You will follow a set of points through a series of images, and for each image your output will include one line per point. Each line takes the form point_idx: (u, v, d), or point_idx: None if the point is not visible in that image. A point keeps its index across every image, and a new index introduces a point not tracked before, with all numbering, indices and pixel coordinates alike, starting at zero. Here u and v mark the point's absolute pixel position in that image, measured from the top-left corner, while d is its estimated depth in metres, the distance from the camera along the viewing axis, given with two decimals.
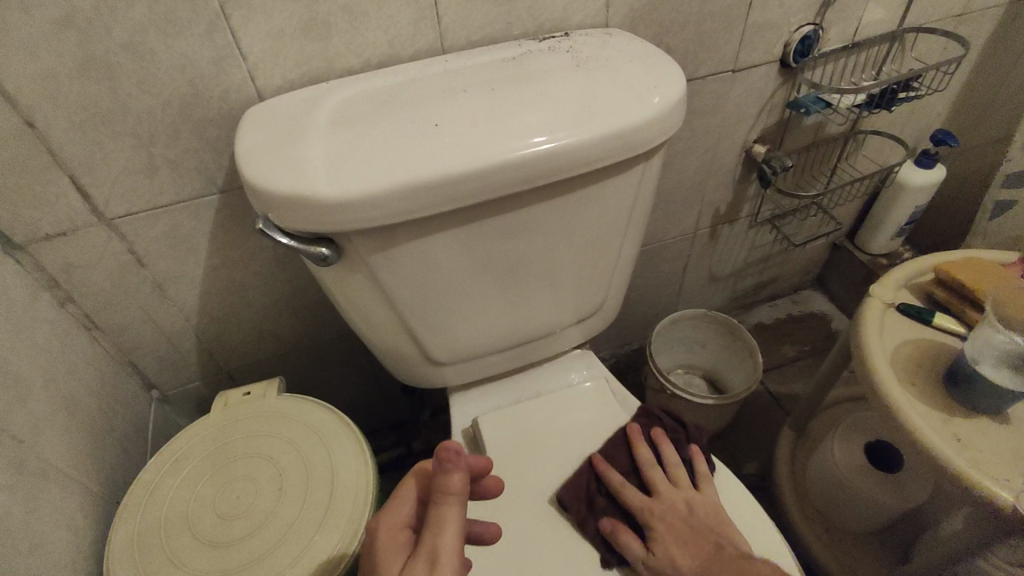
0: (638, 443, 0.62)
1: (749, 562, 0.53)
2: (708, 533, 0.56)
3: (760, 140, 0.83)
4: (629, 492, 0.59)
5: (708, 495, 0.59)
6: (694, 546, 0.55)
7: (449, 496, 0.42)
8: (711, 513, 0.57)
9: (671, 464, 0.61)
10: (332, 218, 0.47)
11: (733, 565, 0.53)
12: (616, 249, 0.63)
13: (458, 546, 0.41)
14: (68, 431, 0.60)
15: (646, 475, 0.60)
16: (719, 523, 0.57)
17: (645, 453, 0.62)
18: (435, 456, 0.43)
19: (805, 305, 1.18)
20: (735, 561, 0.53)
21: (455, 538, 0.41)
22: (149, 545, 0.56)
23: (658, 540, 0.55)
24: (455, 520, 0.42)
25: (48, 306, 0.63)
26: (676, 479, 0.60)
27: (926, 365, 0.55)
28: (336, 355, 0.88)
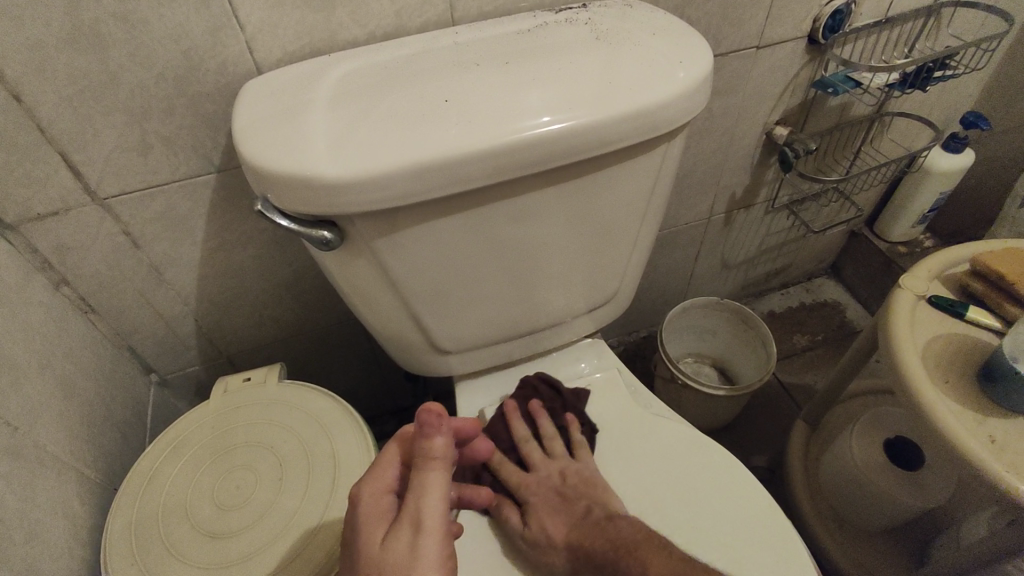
0: (513, 420, 0.62)
1: (616, 525, 0.53)
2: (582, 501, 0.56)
3: (782, 122, 0.79)
4: (506, 468, 0.60)
5: (584, 461, 0.59)
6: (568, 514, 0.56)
7: (432, 460, 0.41)
8: (585, 480, 0.58)
9: (546, 435, 0.61)
10: (334, 201, 0.44)
11: (600, 530, 0.54)
12: (631, 236, 0.60)
13: (442, 509, 0.41)
14: (65, 417, 0.58)
15: (522, 451, 0.61)
16: (593, 489, 0.57)
17: (519, 428, 0.62)
18: (415, 420, 0.42)
19: (818, 293, 1.15)
20: (602, 525, 0.54)
21: (440, 502, 0.40)
22: (148, 535, 0.55)
23: (533, 513, 0.56)
24: (439, 484, 0.41)
25: (42, 289, 0.60)
26: (552, 450, 0.61)
27: (958, 362, 0.52)
28: (338, 341, 0.85)
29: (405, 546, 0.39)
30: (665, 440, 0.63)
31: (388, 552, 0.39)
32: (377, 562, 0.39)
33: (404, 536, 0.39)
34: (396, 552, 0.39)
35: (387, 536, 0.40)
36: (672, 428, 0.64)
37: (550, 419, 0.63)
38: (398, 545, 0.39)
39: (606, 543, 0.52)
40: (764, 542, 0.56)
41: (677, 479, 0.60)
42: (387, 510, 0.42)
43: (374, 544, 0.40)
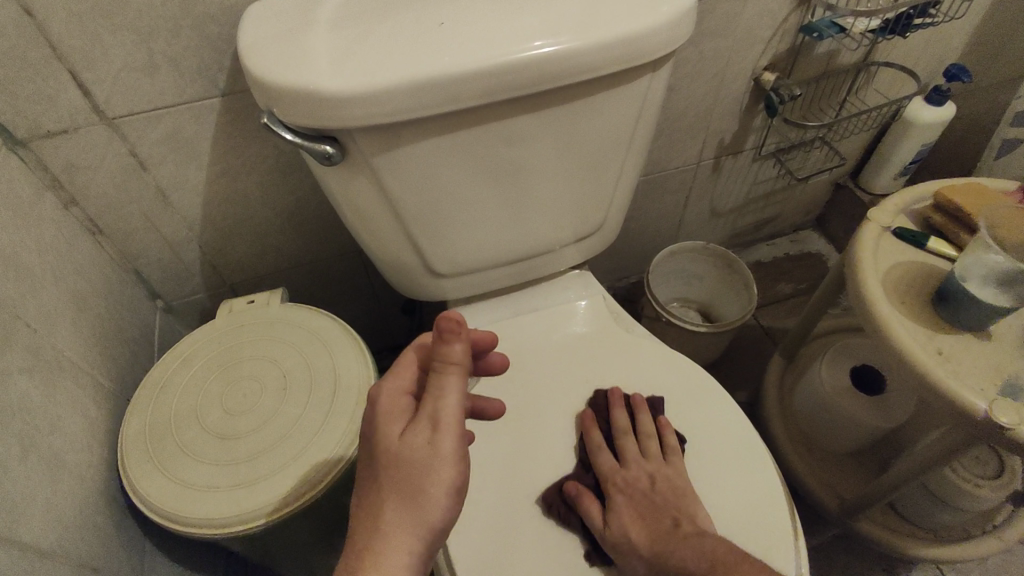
0: (616, 409, 0.62)
1: (704, 537, 0.51)
2: (670, 512, 0.54)
3: (770, 67, 0.82)
4: (601, 456, 0.59)
5: (675, 468, 0.58)
6: (650, 524, 0.53)
7: (450, 367, 0.42)
8: (674, 488, 0.56)
9: (644, 433, 0.60)
10: (337, 114, 0.47)
11: (687, 541, 0.51)
12: (618, 166, 0.63)
13: (458, 412, 0.42)
14: (80, 328, 0.62)
15: (618, 442, 0.60)
16: (681, 501, 0.55)
17: (621, 417, 0.61)
18: (436, 324, 0.43)
19: (803, 244, 1.19)
20: (691, 536, 0.51)
21: (457, 404, 0.42)
22: (162, 436, 0.59)
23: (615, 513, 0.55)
24: (455, 386, 0.42)
25: (54, 207, 0.63)
26: (647, 450, 0.59)
27: (915, 287, 0.56)
28: (337, 273, 0.89)
29: (426, 443, 0.41)
30: (646, 361, 0.67)
31: (406, 445, 0.41)
32: (396, 453, 0.41)
33: (422, 432, 0.41)
34: (413, 447, 0.40)
35: (405, 432, 0.41)
36: (653, 350, 0.68)
37: (650, 418, 0.62)
38: (416, 440, 0.41)
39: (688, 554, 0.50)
40: (733, 450, 0.61)
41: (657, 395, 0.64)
42: (404, 410, 0.43)
43: (390, 438, 0.42)
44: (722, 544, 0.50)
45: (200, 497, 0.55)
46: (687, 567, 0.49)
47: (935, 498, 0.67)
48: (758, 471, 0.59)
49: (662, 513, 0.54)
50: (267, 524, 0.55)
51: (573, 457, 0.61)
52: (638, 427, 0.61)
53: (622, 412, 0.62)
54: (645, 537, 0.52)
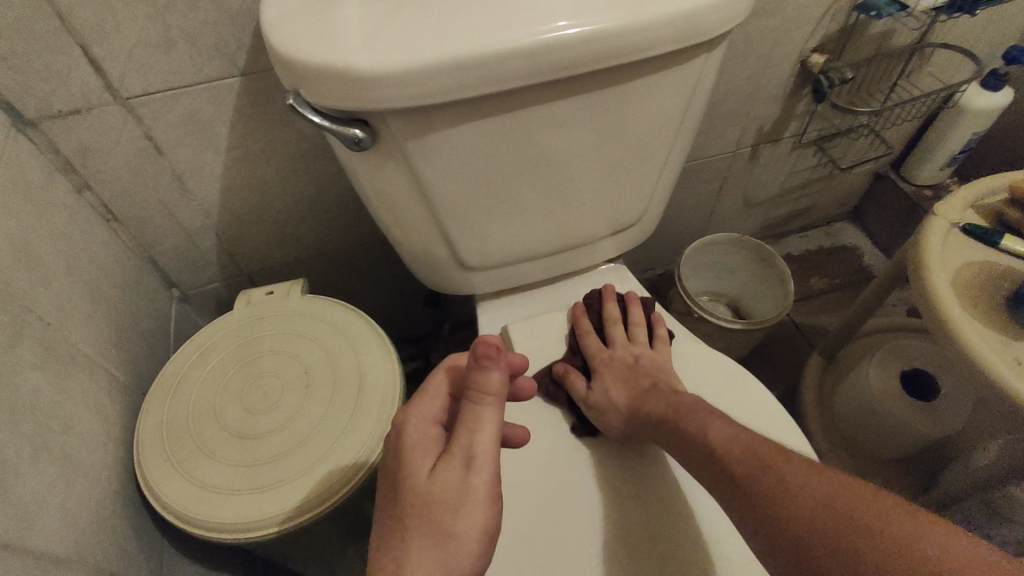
0: (607, 299, 0.66)
1: (678, 393, 0.54)
2: (649, 377, 0.58)
3: (819, 49, 0.76)
4: (589, 337, 0.63)
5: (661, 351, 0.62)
6: (630, 387, 0.58)
7: (488, 398, 0.39)
8: (658, 365, 0.60)
9: (633, 322, 0.64)
10: (369, 95, 0.43)
11: (661, 395, 0.55)
12: (662, 154, 0.59)
13: (493, 448, 0.39)
14: (94, 320, 0.59)
15: (607, 328, 0.64)
16: (663, 372, 0.59)
17: (612, 308, 0.65)
18: (472, 350, 0.39)
19: (838, 237, 1.14)
20: (664, 392, 0.55)
21: (493, 439, 0.39)
22: (179, 434, 0.56)
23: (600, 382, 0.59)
24: (492, 419, 0.39)
25: (66, 192, 0.60)
26: (635, 336, 0.63)
27: (988, 289, 0.52)
28: (357, 263, 0.86)
29: (458, 482, 0.38)
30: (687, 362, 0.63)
31: (436, 483, 0.37)
32: (425, 491, 0.38)
33: (454, 471, 0.38)
34: (444, 487, 0.37)
35: (435, 469, 0.38)
36: (695, 352, 0.64)
37: (641, 311, 0.66)
38: (449, 478, 0.38)
39: (662, 407, 0.53)
40: None
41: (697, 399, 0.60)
42: (435, 443, 0.40)
43: (419, 474, 0.38)
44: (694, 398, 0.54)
45: (220, 500, 0.53)
46: (658, 415, 0.53)
47: None
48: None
49: (642, 379, 0.58)
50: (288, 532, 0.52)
51: (565, 343, 0.65)
52: (629, 318, 0.65)
53: (614, 302, 0.66)
54: (626, 398, 0.57)
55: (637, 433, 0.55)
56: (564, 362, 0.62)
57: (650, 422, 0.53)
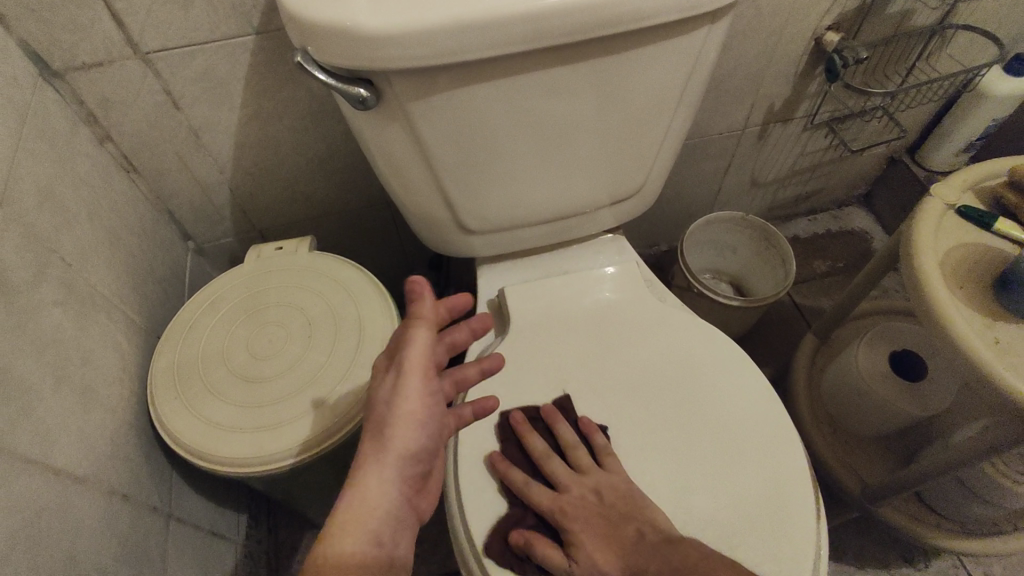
0: (527, 432, 0.57)
1: (672, 542, 0.50)
2: (629, 523, 0.52)
3: (834, 27, 0.76)
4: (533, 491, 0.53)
5: (614, 470, 0.55)
6: (617, 544, 0.51)
7: (421, 318, 0.43)
8: (622, 492, 0.53)
9: (569, 446, 0.56)
10: (373, 56, 0.44)
11: (656, 551, 0.49)
12: (664, 126, 0.60)
13: (421, 361, 0.42)
14: (113, 264, 0.62)
15: (545, 469, 0.56)
16: (632, 503, 0.53)
17: (535, 442, 0.57)
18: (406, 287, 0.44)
19: (846, 221, 1.14)
20: (657, 545, 0.49)
21: (419, 353, 0.43)
22: (188, 374, 0.60)
23: (576, 545, 0.50)
24: (417, 338, 0.43)
25: (89, 141, 0.63)
26: (579, 462, 0.56)
27: (976, 271, 0.53)
28: (364, 225, 0.88)
29: (397, 387, 0.42)
30: (677, 332, 0.65)
31: (377, 392, 0.43)
32: (371, 400, 0.43)
33: (388, 382, 0.43)
34: (380, 394, 0.43)
35: (379, 383, 0.44)
36: (685, 321, 0.66)
37: (568, 425, 0.58)
38: (385, 386, 0.43)
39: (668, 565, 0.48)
40: (760, 431, 0.58)
41: (688, 371, 0.62)
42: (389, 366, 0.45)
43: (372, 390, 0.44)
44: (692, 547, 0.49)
45: (223, 436, 0.56)
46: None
47: (970, 491, 0.64)
48: (790, 454, 0.57)
49: (619, 525, 0.52)
50: (284, 469, 0.56)
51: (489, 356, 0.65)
52: (561, 443, 0.57)
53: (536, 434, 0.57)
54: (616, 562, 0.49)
55: None
56: (519, 525, 0.52)
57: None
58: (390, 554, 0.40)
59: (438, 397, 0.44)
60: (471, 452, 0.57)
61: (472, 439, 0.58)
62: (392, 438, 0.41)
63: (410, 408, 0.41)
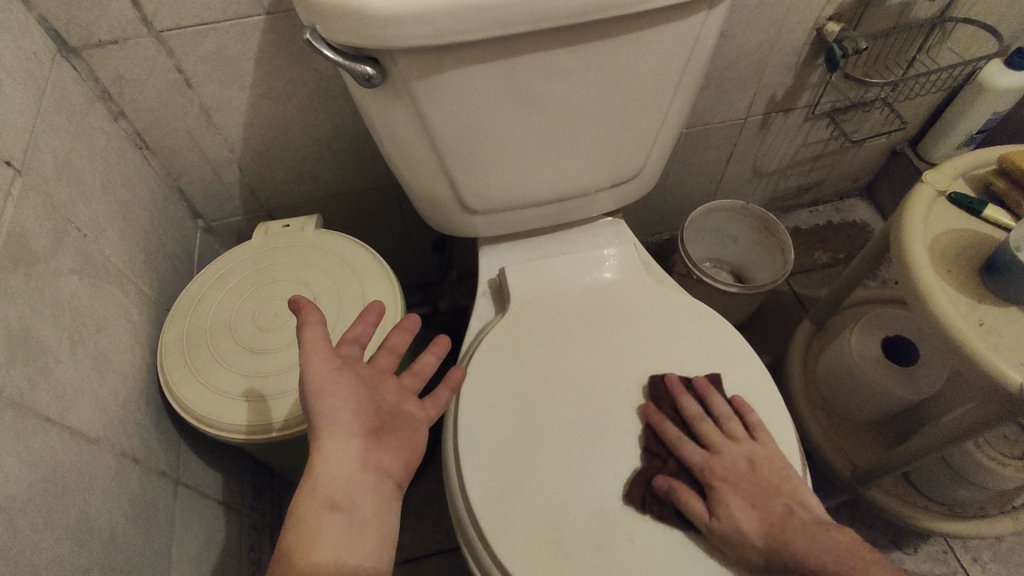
0: (684, 395, 0.59)
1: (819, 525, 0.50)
2: (777, 498, 0.53)
3: (835, 17, 0.76)
4: (685, 448, 0.56)
5: (765, 445, 0.56)
6: (763, 511, 0.52)
7: (308, 320, 0.46)
8: (772, 466, 0.55)
9: (720, 415, 0.58)
10: (379, 34, 0.46)
11: (808, 530, 0.50)
12: (663, 109, 0.61)
13: (320, 352, 0.44)
14: (126, 237, 0.64)
15: (697, 430, 0.57)
16: (781, 478, 0.54)
17: (690, 404, 0.58)
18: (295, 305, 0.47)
19: (847, 213, 1.15)
20: (806, 525, 0.50)
21: (314, 347, 0.45)
22: (197, 344, 0.62)
23: (723, 503, 0.52)
24: (309, 335, 0.45)
25: (104, 117, 0.65)
26: (731, 431, 0.57)
27: (964, 255, 0.54)
28: (369, 206, 0.90)
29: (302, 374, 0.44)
30: (673, 312, 0.66)
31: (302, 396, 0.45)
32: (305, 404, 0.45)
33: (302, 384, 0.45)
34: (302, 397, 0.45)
35: None
36: (681, 302, 0.67)
37: (721, 397, 0.60)
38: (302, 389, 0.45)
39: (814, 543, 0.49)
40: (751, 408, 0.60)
41: (684, 351, 0.64)
42: None
43: None
44: (842, 536, 0.50)
45: (230, 403, 0.59)
46: (813, 561, 0.48)
47: (954, 472, 0.66)
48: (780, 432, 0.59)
49: (766, 498, 0.53)
50: (288, 436, 0.58)
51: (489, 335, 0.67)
52: (712, 410, 0.59)
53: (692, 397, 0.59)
54: (757, 527, 0.51)
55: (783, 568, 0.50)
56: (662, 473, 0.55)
57: (801, 566, 0.49)
58: (353, 517, 0.40)
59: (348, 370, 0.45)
60: (470, 423, 0.59)
61: (472, 411, 0.60)
62: (313, 417, 0.43)
63: (315, 385, 0.43)
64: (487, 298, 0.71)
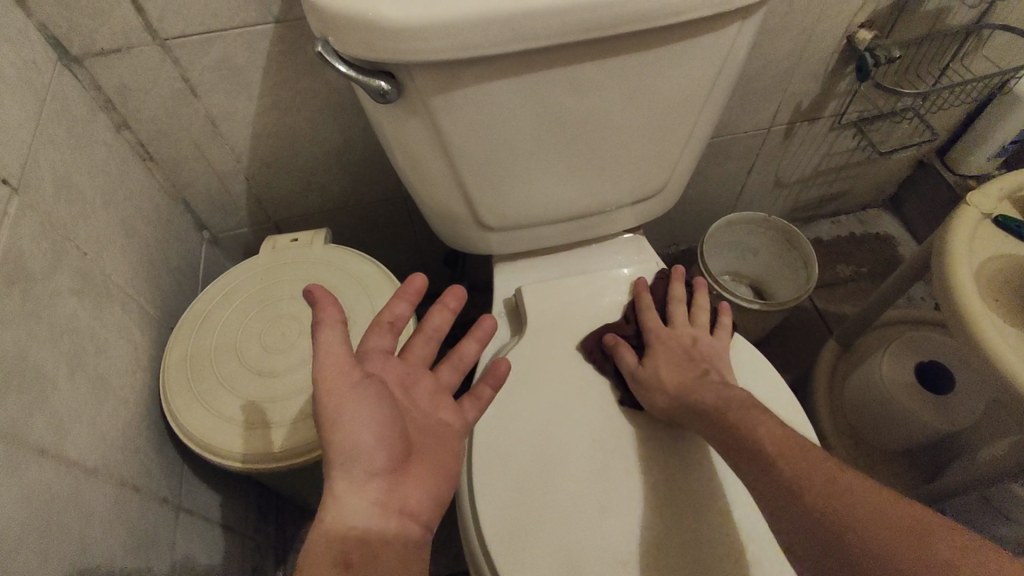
0: (675, 281, 0.66)
1: (726, 385, 0.54)
2: (700, 364, 0.57)
3: (867, 25, 0.73)
4: (647, 314, 0.63)
5: (721, 340, 0.61)
6: (679, 367, 0.57)
7: (324, 324, 0.42)
8: (714, 350, 0.60)
9: (698, 306, 0.64)
10: (395, 48, 0.43)
11: (713, 385, 0.54)
12: (690, 124, 0.58)
13: (337, 365, 0.40)
14: (128, 253, 0.62)
15: (668, 308, 0.64)
16: (718, 360, 0.59)
17: (676, 288, 0.65)
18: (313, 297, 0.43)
19: (871, 225, 1.11)
20: (712, 382, 0.54)
21: (329, 358, 0.40)
22: (201, 366, 0.60)
23: (652, 357, 0.59)
24: (325, 338, 0.41)
25: (106, 128, 0.62)
26: (698, 319, 0.63)
27: (1012, 284, 0.51)
28: (379, 219, 0.87)
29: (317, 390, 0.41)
30: None
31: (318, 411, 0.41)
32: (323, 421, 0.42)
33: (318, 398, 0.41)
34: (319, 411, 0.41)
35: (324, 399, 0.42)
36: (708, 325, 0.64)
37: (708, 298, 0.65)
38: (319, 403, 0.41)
39: (712, 395, 0.53)
40: None
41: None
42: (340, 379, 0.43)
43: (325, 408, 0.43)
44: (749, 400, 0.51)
45: (236, 430, 0.56)
46: (702, 405, 0.52)
47: None
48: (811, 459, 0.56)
49: (696, 365, 0.57)
50: (296, 465, 0.55)
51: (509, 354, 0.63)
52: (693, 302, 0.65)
53: (681, 285, 0.65)
54: (672, 380, 0.56)
55: (679, 419, 0.54)
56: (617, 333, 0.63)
57: (693, 408, 0.53)
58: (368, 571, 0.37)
59: (369, 390, 0.41)
60: (485, 453, 0.56)
61: (487, 440, 0.57)
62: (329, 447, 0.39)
63: (331, 407, 0.40)
64: (503, 318, 0.69)
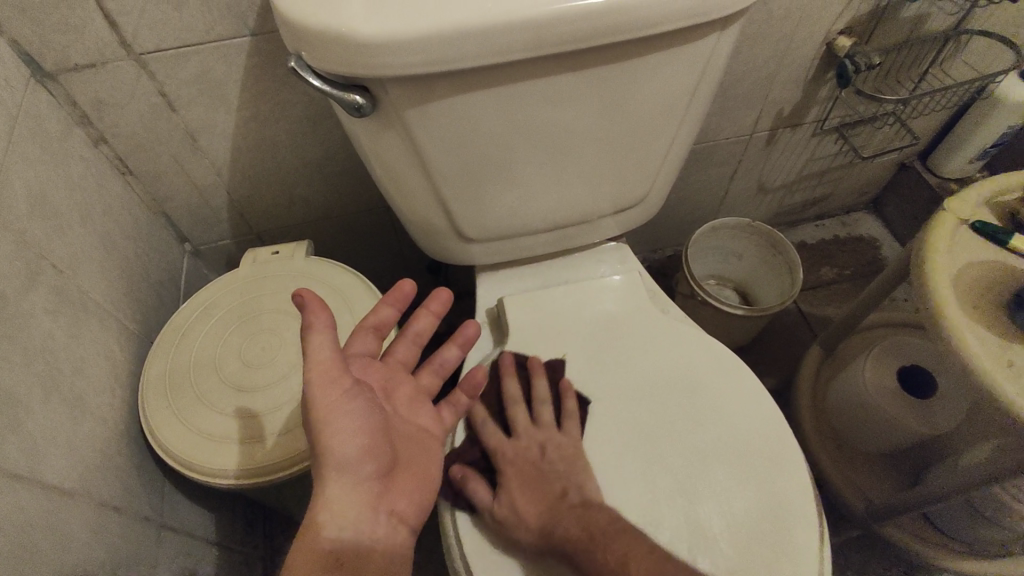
0: (508, 378, 0.59)
1: (596, 512, 0.50)
2: (557, 482, 0.53)
3: (846, 32, 0.74)
4: (485, 427, 0.56)
5: (569, 434, 0.56)
6: (536, 495, 0.52)
7: (312, 329, 0.40)
8: (565, 455, 0.55)
9: (537, 398, 0.58)
10: (367, 62, 0.43)
11: (574, 513, 0.50)
12: (669, 135, 0.58)
13: (327, 372, 0.39)
14: (106, 268, 0.61)
15: (508, 413, 0.58)
16: (571, 465, 0.54)
17: (511, 386, 0.59)
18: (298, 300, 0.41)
19: (854, 227, 1.12)
20: (577, 508, 0.51)
21: (320, 366, 0.39)
22: (181, 383, 0.59)
23: (504, 488, 0.52)
24: (315, 346, 0.39)
25: (82, 144, 0.62)
26: (540, 416, 0.57)
27: (989, 291, 0.51)
28: (362, 229, 0.87)
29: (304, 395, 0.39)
30: (672, 333, 0.64)
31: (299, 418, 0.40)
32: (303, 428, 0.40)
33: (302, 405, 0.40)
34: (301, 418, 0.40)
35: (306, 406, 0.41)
36: (685, 330, 0.64)
37: (547, 381, 0.59)
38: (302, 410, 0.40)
39: (579, 528, 0.49)
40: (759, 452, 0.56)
41: (652, 374, 0.61)
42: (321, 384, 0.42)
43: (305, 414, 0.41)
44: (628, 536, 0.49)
45: (216, 448, 0.55)
46: (572, 538, 0.49)
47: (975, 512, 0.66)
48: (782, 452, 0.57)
49: (552, 484, 0.53)
50: (279, 480, 0.55)
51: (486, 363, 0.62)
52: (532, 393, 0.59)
53: (513, 382, 0.59)
54: (531, 514, 0.51)
55: (550, 559, 0.50)
56: (460, 460, 0.55)
57: (562, 549, 0.49)
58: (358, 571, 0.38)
59: (360, 399, 0.40)
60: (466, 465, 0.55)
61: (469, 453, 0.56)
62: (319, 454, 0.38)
63: (322, 416, 0.39)
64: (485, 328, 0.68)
